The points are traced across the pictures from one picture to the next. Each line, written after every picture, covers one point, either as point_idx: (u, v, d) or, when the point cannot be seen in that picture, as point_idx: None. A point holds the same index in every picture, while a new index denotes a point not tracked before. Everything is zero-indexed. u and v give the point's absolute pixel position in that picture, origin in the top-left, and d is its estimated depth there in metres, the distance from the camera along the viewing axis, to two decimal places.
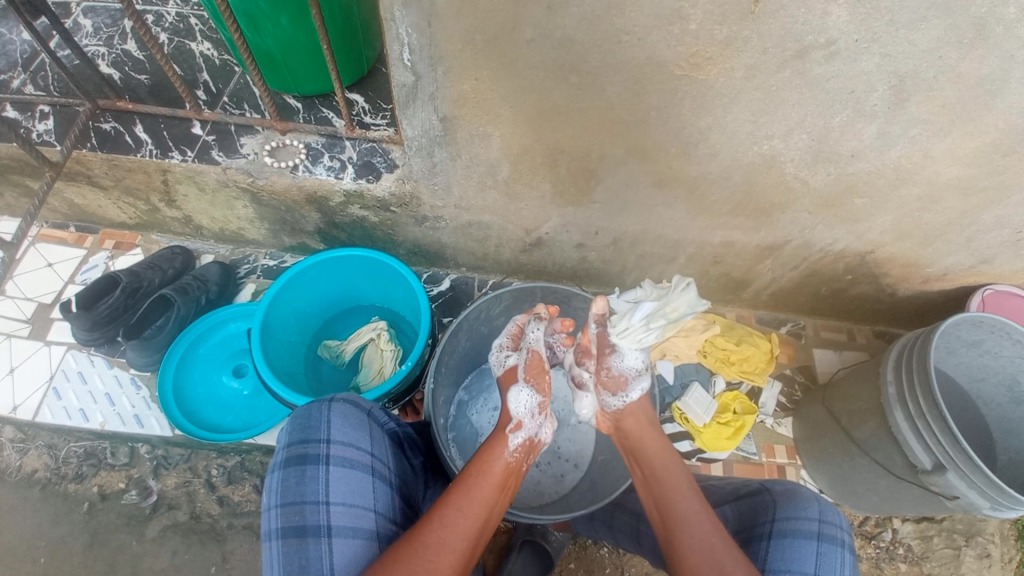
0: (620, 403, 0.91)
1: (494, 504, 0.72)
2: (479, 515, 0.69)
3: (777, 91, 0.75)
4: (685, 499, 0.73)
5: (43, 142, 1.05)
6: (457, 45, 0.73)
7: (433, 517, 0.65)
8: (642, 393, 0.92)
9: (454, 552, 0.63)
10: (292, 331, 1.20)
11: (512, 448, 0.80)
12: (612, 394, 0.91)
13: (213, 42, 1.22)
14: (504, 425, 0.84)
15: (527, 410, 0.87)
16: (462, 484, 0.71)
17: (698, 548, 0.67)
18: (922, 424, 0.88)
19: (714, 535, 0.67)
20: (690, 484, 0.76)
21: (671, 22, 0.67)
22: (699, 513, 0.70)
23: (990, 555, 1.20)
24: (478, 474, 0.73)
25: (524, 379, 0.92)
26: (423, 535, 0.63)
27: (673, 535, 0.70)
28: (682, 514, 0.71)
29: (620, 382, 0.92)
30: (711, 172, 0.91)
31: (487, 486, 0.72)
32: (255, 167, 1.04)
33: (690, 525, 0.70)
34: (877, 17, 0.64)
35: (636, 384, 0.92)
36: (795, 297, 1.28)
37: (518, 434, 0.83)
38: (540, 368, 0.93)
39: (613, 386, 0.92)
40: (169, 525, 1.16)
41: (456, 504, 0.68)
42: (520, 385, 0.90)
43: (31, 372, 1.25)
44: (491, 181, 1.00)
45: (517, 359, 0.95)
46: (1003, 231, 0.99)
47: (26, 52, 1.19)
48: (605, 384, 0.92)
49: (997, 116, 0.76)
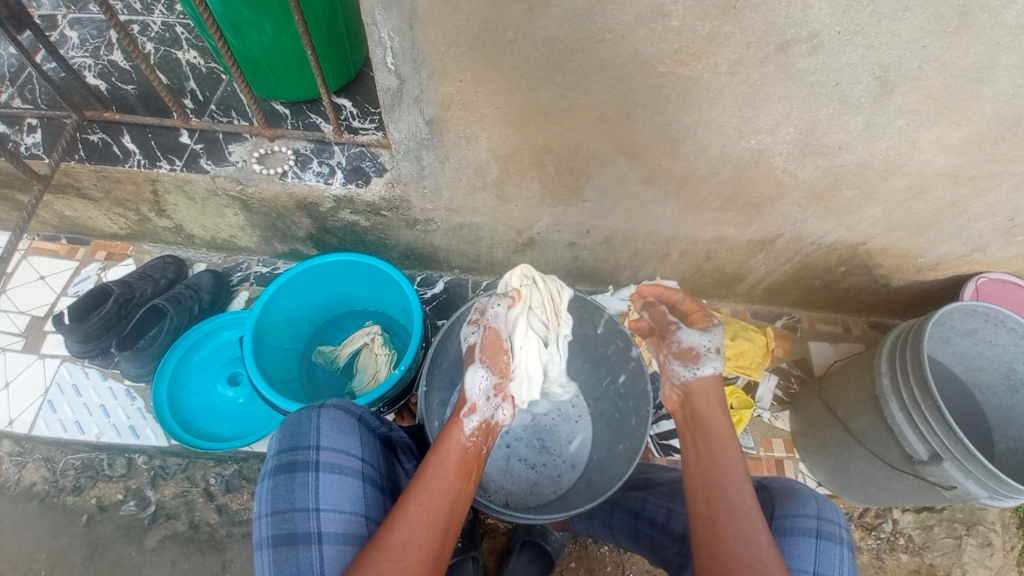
0: (690, 373, 0.87)
1: (455, 491, 0.68)
2: (439, 507, 0.65)
3: (762, 86, 0.75)
4: (739, 491, 0.68)
5: (31, 155, 1.05)
6: (440, 47, 0.73)
7: (393, 517, 0.63)
8: (716, 372, 0.86)
9: (418, 549, 0.61)
10: (285, 336, 1.19)
11: (468, 433, 0.75)
12: (685, 364, 0.88)
13: (199, 50, 1.22)
14: (458, 408, 0.79)
15: (483, 392, 0.81)
16: (421, 477, 0.68)
17: (743, 540, 0.63)
18: (917, 415, 0.88)
19: (764, 534, 0.63)
20: (748, 476, 0.71)
21: (653, 20, 0.67)
22: (754, 511, 0.66)
23: (992, 544, 1.20)
24: (437, 465, 0.69)
25: (478, 359, 0.84)
26: (387, 537, 0.61)
27: (723, 523, 0.66)
28: (735, 507, 0.66)
29: (692, 355, 0.88)
30: (699, 168, 0.91)
31: (448, 474, 0.69)
32: (243, 175, 1.03)
33: (744, 518, 0.65)
34: (858, 9, 0.64)
35: (710, 363, 0.87)
36: (788, 290, 1.28)
37: (474, 418, 0.78)
38: (497, 347, 0.85)
39: (684, 357, 0.88)
40: (168, 535, 1.16)
41: (417, 500, 0.65)
42: (476, 365, 0.84)
43: (26, 386, 1.25)
44: (480, 182, 0.99)
45: (473, 337, 0.89)
46: (994, 219, 0.98)
47: (13, 65, 1.18)
48: (676, 354, 0.89)
49: (985, 105, 0.75)
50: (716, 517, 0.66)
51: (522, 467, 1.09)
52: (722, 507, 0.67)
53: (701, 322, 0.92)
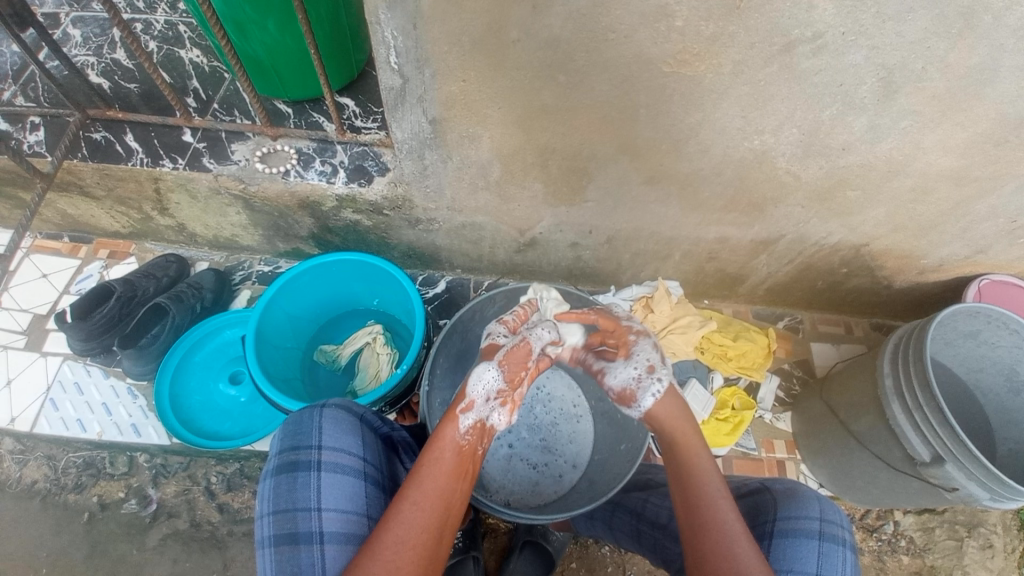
0: (638, 412, 0.83)
1: (450, 489, 0.68)
2: (436, 507, 0.65)
3: (766, 86, 0.75)
4: (716, 506, 0.68)
5: (34, 153, 1.05)
6: (443, 47, 0.73)
7: (387, 518, 0.63)
8: (659, 396, 0.81)
9: (413, 549, 0.61)
10: (286, 335, 1.20)
11: (463, 431, 0.73)
12: (629, 406, 0.84)
13: (202, 49, 1.22)
14: (456, 403, 0.77)
15: (484, 392, 0.78)
16: (414, 476, 0.67)
17: (722, 556, 0.63)
18: (920, 416, 0.87)
19: (743, 547, 0.63)
20: (723, 487, 0.70)
21: (657, 20, 0.67)
22: (731, 524, 0.65)
23: (993, 545, 1.19)
24: (431, 465, 0.69)
25: (497, 361, 0.82)
26: (379, 538, 0.61)
27: (701, 539, 0.66)
28: (712, 523, 0.66)
29: (630, 395, 0.83)
30: (703, 169, 0.91)
31: (443, 470, 0.69)
32: (246, 174, 1.03)
33: (722, 535, 0.65)
34: (863, 9, 0.64)
35: (649, 390, 0.82)
36: (791, 291, 1.28)
37: (469, 416, 0.76)
38: (522, 359, 0.83)
39: (624, 400, 0.85)
40: (169, 534, 1.16)
41: (411, 499, 0.64)
42: (489, 363, 0.81)
43: (27, 384, 1.25)
44: (483, 182, 0.99)
45: (504, 342, 0.86)
46: (997, 220, 0.98)
47: (16, 64, 1.18)
48: (618, 399, 0.86)
49: (989, 106, 0.75)
50: (694, 532, 0.67)
51: (524, 467, 1.09)
52: (700, 523, 0.67)
53: (624, 351, 0.88)
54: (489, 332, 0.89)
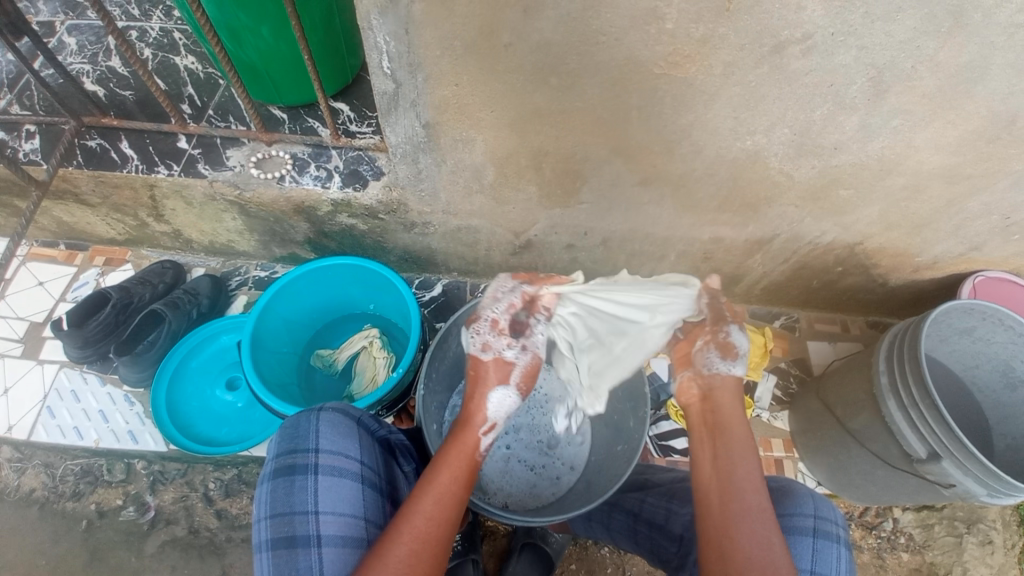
0: (726, 368, 0.79)
1: (461, 502, 0.68)
2: (447, 518, 0.66)
3: (757, 87, 0.75)
4: (754, 495, 0.67)
5: (29, 161, 1.05)
6: (435, 52, 0.73)
7: (398, 527, 0.63)
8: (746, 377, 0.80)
9: (424, 561, 0.61)
10: (283, 340, 1.20)
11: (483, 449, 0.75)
12: (723, 357, 0.80)
13: (197, 56, 1.22)
14: (477, 422, 0.77)
15: (506, 415, 0.80)
16: (429, 485, 0.68)
17: (756, 544, 0.63)
18: (915, 413, 0.88)
19: (777, 537, 0.64)
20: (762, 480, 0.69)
21: (648, 22, 0.67)
22: (768, 513, 0.66)
23: (992, 541, 1.20)
24: (449, 479, 0.69)
25: (513, 383, 0.81)
26: (390, 548, 0.61)
27: (736, 530, 0.65)
28: (747, 509, 0.66)
29: (733, 350, 0.80)
30: (696, 170, 0.91)
31: (454, 482, 0.69)
32: (240, 179, 1.03)
33: (757, 520, 0.65)
34: (851, 10, 0.64)
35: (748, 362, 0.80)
36: (787, 290, 1.28)
37: (489, 436, 0.77)
38: (531, 375, 0.84)
39: (724, 349, 0.80)
40: (168, 540, 1.16)
41: (425, 511, 0.65)
42: (508, 389, 0.81)
43: (24, 392, 1.25)
44: (477, 185, 1.00)
45: (512, 356, 0.82)
46: (991, 217, 0.99)
47: (11, 72, 1.18)
48: (720, 344, 0.81)
49: (978, 104, 0.76)
50: (729, 520, 0.66)
51: (522, 468, 1.09)
52: (737, 512, 0.66)
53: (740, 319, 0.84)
54: (486, 341, 0.82)
